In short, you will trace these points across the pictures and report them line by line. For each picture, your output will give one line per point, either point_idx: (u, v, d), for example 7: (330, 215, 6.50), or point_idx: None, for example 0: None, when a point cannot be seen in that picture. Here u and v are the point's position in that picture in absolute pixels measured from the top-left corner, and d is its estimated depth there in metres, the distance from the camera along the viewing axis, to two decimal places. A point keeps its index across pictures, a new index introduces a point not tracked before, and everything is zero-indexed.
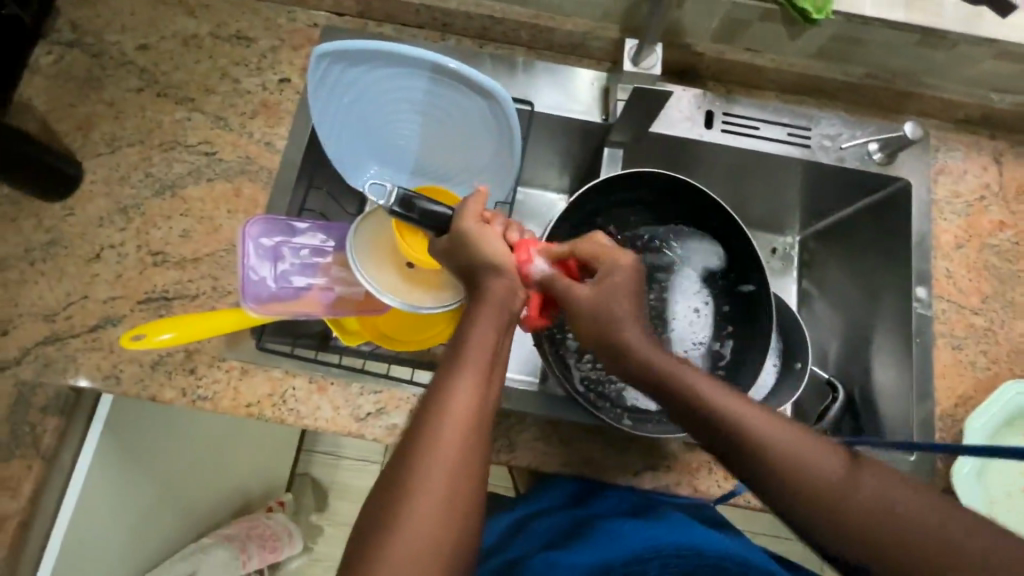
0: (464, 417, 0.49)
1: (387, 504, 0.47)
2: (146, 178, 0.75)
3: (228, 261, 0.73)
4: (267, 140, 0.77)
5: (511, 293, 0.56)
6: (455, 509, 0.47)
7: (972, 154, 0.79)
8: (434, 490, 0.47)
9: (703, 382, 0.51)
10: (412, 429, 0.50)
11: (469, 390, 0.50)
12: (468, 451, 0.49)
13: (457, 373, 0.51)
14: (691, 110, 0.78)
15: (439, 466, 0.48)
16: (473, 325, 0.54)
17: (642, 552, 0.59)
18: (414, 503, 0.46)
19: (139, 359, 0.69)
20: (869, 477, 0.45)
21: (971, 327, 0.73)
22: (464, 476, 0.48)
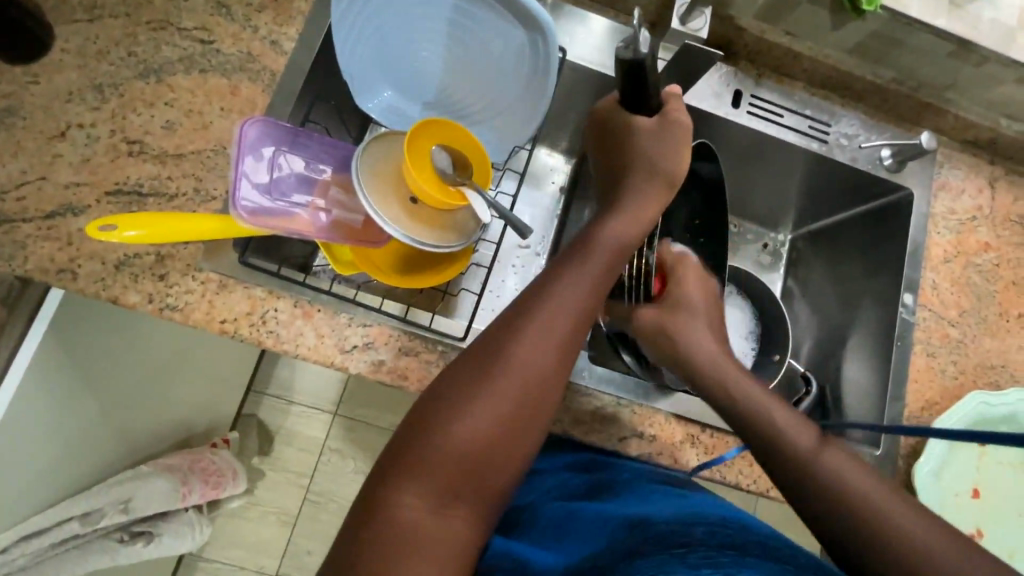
0: (549, 344, 0.49)
1: (461, 389, 0.47)
2: (128, 57, 0.67)
3: (216, 164, 0.66)
4: (273, 38, 0.70)
5: (648, 207, 0.59)
6: (516, 431, 0.47)
7: (971, 175, 0.82)
8: (500, 404, 0.46)
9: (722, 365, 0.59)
10: (493, 341, 0.49)
11: (559, 320, 0.50)
12: (542, 380, 0.48)
13: (559, 286, 0.51)
14: (721, 86, 0.77)
15: (512, 382, 0.47)
16: (590, 255, 0.54)
17: (682, 513, 0.46)
18: (477, 410, 0.46)
19: (102, 256, 0.61)
20: (833, 456, 0.52)
21: (947, 338, 0.77)
22: (533, 402, 0.47)
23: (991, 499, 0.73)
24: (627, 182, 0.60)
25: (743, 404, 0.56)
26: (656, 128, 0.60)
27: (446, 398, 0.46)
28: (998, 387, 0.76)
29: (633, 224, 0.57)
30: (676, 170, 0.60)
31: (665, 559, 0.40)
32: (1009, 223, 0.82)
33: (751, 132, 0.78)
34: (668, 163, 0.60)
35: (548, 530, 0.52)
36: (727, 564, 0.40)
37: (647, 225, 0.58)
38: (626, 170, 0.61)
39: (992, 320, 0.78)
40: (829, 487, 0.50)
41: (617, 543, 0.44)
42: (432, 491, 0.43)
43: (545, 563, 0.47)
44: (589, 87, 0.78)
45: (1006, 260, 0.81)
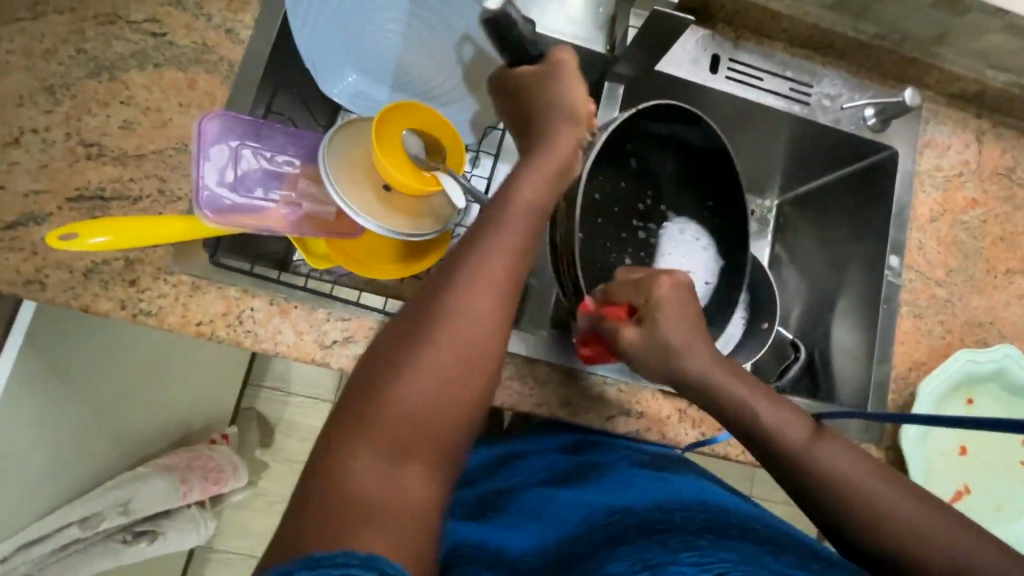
0: (490, 285, 0.45)
1: (401, 342, 0.42)
2: (77, 55, 0.64)
3: (178, 162, 0.64)
4: (228, 26, 0.67)
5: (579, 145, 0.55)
6: (466, 377, 0.42)
7: (958, 130, 0.80)
8: (445, 350, 0.42)
9: (731, 382, 0.55)
10: (428, 290, 0.45)
11: (498, 262, 0.46)
12: (488, 320, 0.44)
13: (496, 226, 0.48)
14: (698, 51, 0.74)
15: (454, 327, 0.43)
16: (518, 191, 0.50)
17: (662, 500, 0.47)
18: (419, 360, 0.41)
19: (69, 265, 0.60)
20: (830, 449, 0.51)
21: (934, 298, 0.76)
22: (481, 345, 0.43)
23: (978, 457, 0.73)
24: (554, 123, 0.55)
25: (735, 406, 0.54)
26: (539, 75, 0.57)
27: (384, 356, 0.42)
28: (985, 344, 0.76)
29: (546, 169, 0.52)
30: (574, 104, 0.56)
31: (646, 544, 0.41)
32: (996, 177, 0.80)
33: (730, 97, 0.76)
34: (582, 97, 0.56)
35: (526, 512, 0.51)
36: (704, 548, 0.40)
37: (569, 165, 0.54)
38: (546, 112, 0.56)
39: (980, 278, 0.78)
40: (838, 496, 0.49)
41: (595, 528, 0.44)
42: (379, 449, 0.38)
43: (517, 547, 0.46)
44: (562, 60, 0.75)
45: (994, 216, 0.79)
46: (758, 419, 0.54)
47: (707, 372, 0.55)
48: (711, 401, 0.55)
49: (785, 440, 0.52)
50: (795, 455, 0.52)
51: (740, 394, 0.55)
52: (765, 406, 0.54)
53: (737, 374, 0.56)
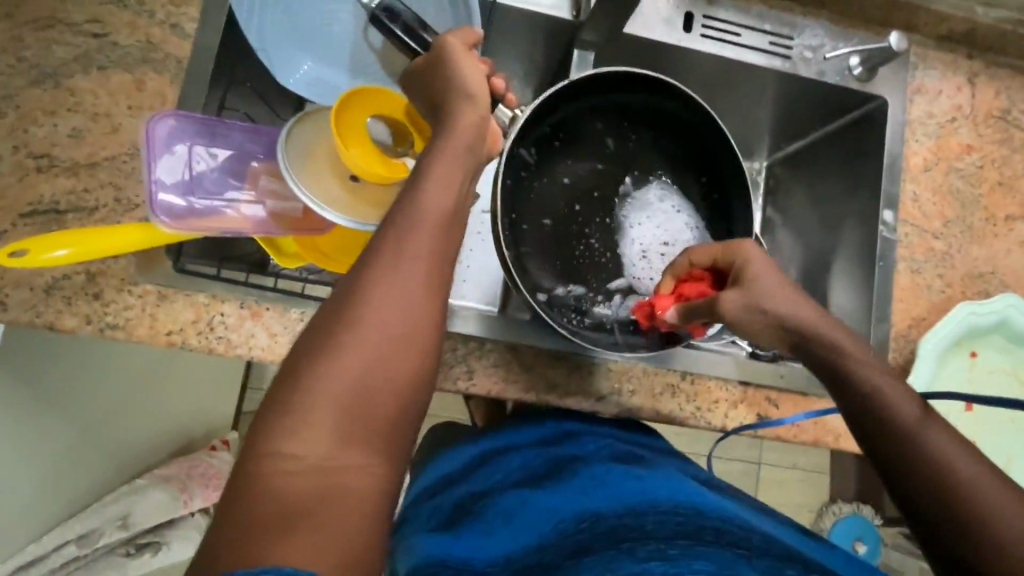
0: (421, 255, 0.42)
1: (329, 325, 0.39)
2: (18, 64, 0.61)
3: (132, 168, 0.61)
4: (172, 21, 0.64)
5: (479, 130, 0.49)
6: (402, 356, 0.40)
7: (949, 74, 0.77)
8: (376, 332, 0.39)
9: (839, 335, 0.49)
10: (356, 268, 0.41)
11: (428, 229, 0.43)
12: (420, 294, 0.41)
13: (422, 194, 0.44)
14: (670, 10, 0.70)
15: (384, 302, 0.40)
16: (430, 163, 0.46)
17: (633, 502, 0.49)
18: (348, 341, 0.39)
19: (30, 283, 0.58)
20: (937, 428, 0.46)
21: (931, 251, 0.73)
22: (415, 319, 0.40)
23: (985, 411, 0.71)
24: (447, 113, 0.49)
25: (838, 361, 0.49)
26: (429, 64, 0.51)
27: (313, 340, 0.39)
28: (987, 295, 0.73)
29: (453, 151, 0.47)
30: (473, 83, 0.50)
31: (613, 554, 0.43)
32: (991, 119, 0.77)
33: (707, 57, 0.72)
34: (468, 80, 0.49)
35: (497, 514, 0.52)
36: (674, 556, 0.43)
37: (478, 143, 0.48)
38: (437, 103, 0.51)
39: (979, 227, 0.75)
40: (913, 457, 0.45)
41: (567, 535, 0.47)
42: (317, 439, 0.36)
43: (483, 560, 0.49)
44: (527, 30, 0.72)
45: (991, 161, 0.76)
46: (859, 376, 0.48)
47: (813, 327, 0.49)
48: (813, 355, 0.50)
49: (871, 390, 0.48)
50: (886, 413, 0.47)
51: (849, 352, 0.49)
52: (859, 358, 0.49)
53: (848, 331, 0.50)
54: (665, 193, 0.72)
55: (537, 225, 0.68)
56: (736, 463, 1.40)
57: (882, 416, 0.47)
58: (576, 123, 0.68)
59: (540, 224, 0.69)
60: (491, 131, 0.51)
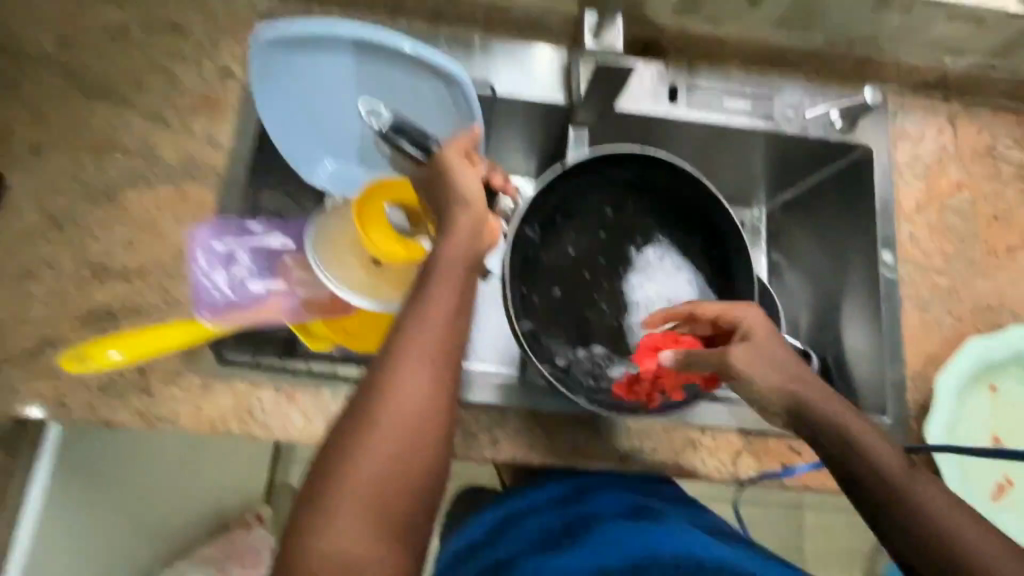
0: (428, 354, 0.47)
1: (354, 427, 0.44)
2: (79, 186, 0.69)
3: (179, 270, 0.68)
4: (211, 137, 0.72)
5: (478, 231, 0.52)
6: (417, 451, 0.45)
7: (930, 117, 0.81)
8: (394, 432, 0.44)
9: (827, 401, 0.53)
10: (374, 371, 0.46)
11: (433, 331, 0.48)
12: (432, 392, 0.46)
13: (429, 299, 0.49)
14: (655, 85, 0.77)
15: (398, 402, 0.45)
16: (434, 267, 0.50)
17: (639, 559, 0.56)
18: (369, 439, 0.44)
19: (88, 383, 0.63)
20: (925, 486, 0.50)
21: (936, 287, 0.75)
22: (425, 417, 0.45)
23: (1013, 446, 0.70)
24: (446, 217, 0.52)
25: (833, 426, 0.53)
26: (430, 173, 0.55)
27: (340, 441, 0.44)
28: (1000, 326, 0.74)
29: (456, 255, 0.50)
30: (469, 190, 0.52)
31: None
32: (978, 156, 0.80)
33: (694, 124, 0.77)
34: (462, 188, 0.52)
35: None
36: None
37: (478, 246, 0.52)
38: (436, 211, 0.54)
39: (981, 260, 0.76)
40: (911, 518, 0.49)
41: None
42: (349, 532, 0.42)
43: None
44: (525, 115, 0.78)
45: (983, 196, 0.79)
46: (854, 438, 0.52)
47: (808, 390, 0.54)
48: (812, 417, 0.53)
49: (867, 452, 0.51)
50: (878, 474, 0.51)
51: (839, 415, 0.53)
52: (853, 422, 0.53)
53: (833, 395, 0.54)
54: (669, 254, 0.76)
55: (546, 295, 0.72)
56: (776, 508, 1.37)
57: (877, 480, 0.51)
58: (576, 200, 0.74)
59: (549, 293, 0.73)
60: (489, 226, 0.54)
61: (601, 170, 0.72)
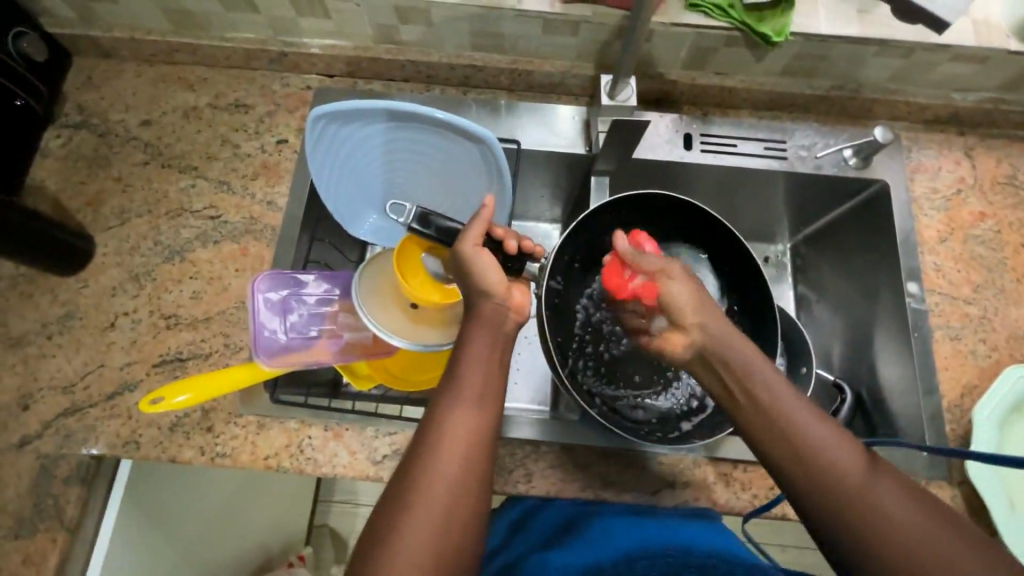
0: (463, 430, 0.52)
1: (402, 492, 0.50)
2: (156, 246, 0.78)
3: (238, 318, 0.75)
4: (269, 199, 0.80)
5: (502, 314, 0.57)
6: (462, 511, 0.49)
7: (944, 151, 0.83)
8: (439, 493, 0.49)
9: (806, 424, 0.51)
10: (419, 439, 0.52)
11: (467, 411, 0.53)
12: (471, 455, 0.51)
13: (464, 374, 0.55)
14: (670, 134, 0.82)
15: (439, 481, 0.50)
16: (468, 346, 0.57)
17: (629, 550, 0.60)
18: (415, 512, 0.48)
19: (158, 423, 0.70)
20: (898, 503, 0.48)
21: (966, 317, 0.75)
22: (466, 478, 0.50)
23: None
24: (472, 305, 0.58)
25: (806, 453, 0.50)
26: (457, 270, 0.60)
27: (392, 505, 0.49)
28: None
29: (486, 333, 0.57)
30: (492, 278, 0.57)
31: None
32: (998, 186, 0.81)
33: (710, 168, 0.81)
34: (489, 278, 0.57)
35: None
36: None
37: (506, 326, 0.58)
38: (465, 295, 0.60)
39: (1011, 288, 0.77)
40: (875, 540, 0.47)
41: None
42: None
43: None
44: (549, 167, 0.85)
45: (1007, 224, 0.79)
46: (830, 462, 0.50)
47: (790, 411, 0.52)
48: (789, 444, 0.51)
49: (827, 465, 0.50)
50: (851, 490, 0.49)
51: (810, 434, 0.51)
52: (825, 439, 0.51)
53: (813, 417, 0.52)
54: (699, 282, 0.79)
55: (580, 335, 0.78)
56: (826, 551, 1.32)
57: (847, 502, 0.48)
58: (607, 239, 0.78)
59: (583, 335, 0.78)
60: (516, 301, 0.58)
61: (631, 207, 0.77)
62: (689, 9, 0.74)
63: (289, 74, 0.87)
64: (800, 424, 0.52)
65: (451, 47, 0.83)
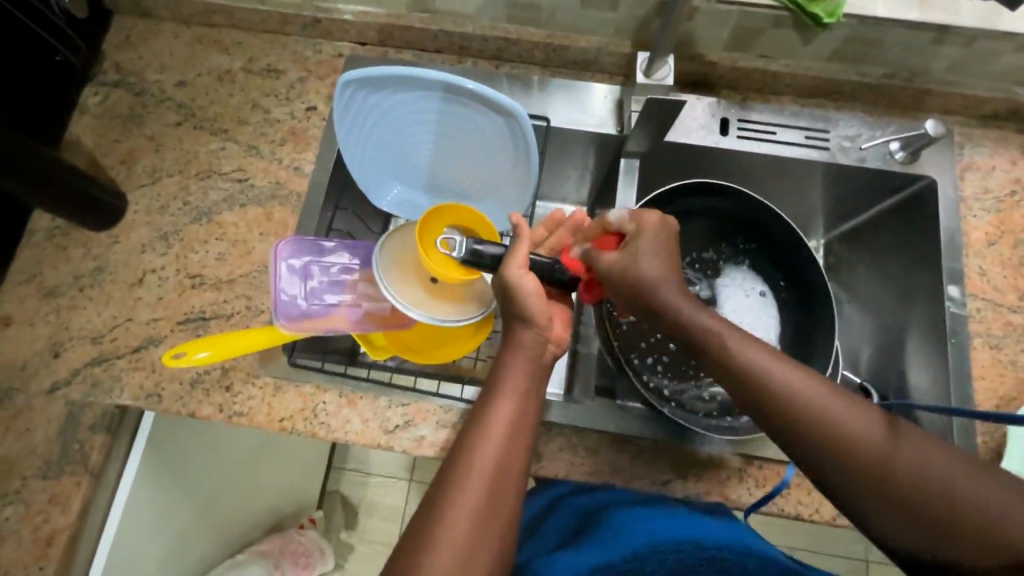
0: (505, 428, 0.53)
1: (441, 482, 0.51)
2: (185, 206, 0.79)
3: (261, 281, 0.76)
4: (296, 165, 0.81)
5: (541, 345, 0.59)
6: (497, 505, 0.50)
7: (1000, 149, 0.78)
8: (479, 484, 0.50)
9: (792, 384, 0.49)
10: (460, 436, 0.54)
11: (508, 409, 0.54)
12: (510, 452, 0.53)
13: (507, 376, 0.56)
14: (706, 117, 0.79)
15: (474, 485, 0.50)
16: (512, 352, 0.58)
17: (639, 547, 0.59)
18: (457, 501, 0.49)
19: (179, 378, 0.71)
20: (913, 451, 0.46)
21: (1009, 325, 0.71)
22: (504, 473, 0.51)
23: None
24: (511, 334, 0.59)
25: (799, 422, 0.48)
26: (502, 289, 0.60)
27: (432, 499, 0.50)
28: None
29: (527, 349, 0.58)
30: (532, 305, 0.58)
31: None
32: None
33: (745, 155, 0.78)
34: (528, 300, 0.58)
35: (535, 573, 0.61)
36: None
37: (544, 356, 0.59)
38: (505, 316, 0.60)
39: None
40: (890, 500, 0.45)
41: None
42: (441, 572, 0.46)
43: None
44: (578, 147, 0.83)
45: None
46: (828, 426, 0.48)
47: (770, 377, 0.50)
48: (781, 415, 0.49)
49: (819, 424, 0.48)
50: (854, 450, 0.47)
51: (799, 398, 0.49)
52: (831, 407, 0.48)
53: (796, 376, 0.50)
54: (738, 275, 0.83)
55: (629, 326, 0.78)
56: (838, 558, 1.29)
57: (848, 463, 0.47)
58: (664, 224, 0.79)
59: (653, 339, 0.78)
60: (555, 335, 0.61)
61: (688, 194, 0.77)
62: None
63: (322, 41, 0.87)
64: (803, 399, 0.49)
65: (486, 19, 0.81)
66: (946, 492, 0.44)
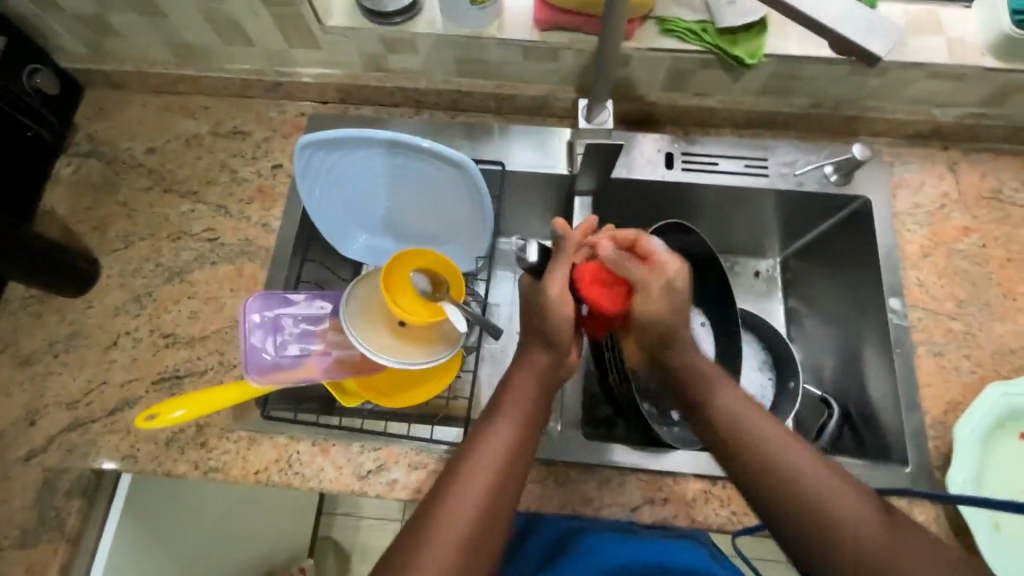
0: (500, 455, 0.57)
1: (436, 501, 0.55)
2: (157, 268, 0.82)
3: (233, 336, 0.78)
4: (263, 221, 0.84)
5: (554, 368, 0.64)
6: (485, 529, 0.54)
7: (927, 165, 0.83)
8: (470, 507, 0.54)
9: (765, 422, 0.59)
10: (459, 457, 0.58)
11: (506, 437, 0.58)
12: (503, 478, 0.56)
13: (508, 405, 0.60)
14: (652, 153, 0.83)
15: (465, 509, 0.54)
16: (518, 380, 0.62)
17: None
18: (447, 521, 0.53)
19: (155, 438, 0.73)
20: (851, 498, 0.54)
21: (950, 333, 0.75)
22: (495, 498, 0.55)
23: None
24: (527, 351, 0.64)
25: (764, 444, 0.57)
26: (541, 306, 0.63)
27: (426, 514, 0.54)
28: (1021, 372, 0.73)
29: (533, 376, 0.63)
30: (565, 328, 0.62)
31: None
32: (983, 201, 0.81)
33: (691, 185, 0.83)
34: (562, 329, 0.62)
35: None
36: None
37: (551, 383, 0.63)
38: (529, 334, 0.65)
39: (996, 303, 0.76)
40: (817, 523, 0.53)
41: None
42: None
43: None
44: (533, 187, 0.87)
45: (992, 239, 0.79)
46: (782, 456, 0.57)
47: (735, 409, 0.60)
48: (744, 438, 0.58)
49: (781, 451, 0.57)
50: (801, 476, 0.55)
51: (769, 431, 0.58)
52: (793, 447, 0.57)
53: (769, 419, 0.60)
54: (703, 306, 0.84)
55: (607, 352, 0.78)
56: None
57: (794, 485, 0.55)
58: None
59: None
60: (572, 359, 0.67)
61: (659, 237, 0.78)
62: (664, 33, 0.76)
63: (285, 102, 0.91)
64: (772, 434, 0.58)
65: (438, 74, 0.86)
66: (865, 532, 0.52)
